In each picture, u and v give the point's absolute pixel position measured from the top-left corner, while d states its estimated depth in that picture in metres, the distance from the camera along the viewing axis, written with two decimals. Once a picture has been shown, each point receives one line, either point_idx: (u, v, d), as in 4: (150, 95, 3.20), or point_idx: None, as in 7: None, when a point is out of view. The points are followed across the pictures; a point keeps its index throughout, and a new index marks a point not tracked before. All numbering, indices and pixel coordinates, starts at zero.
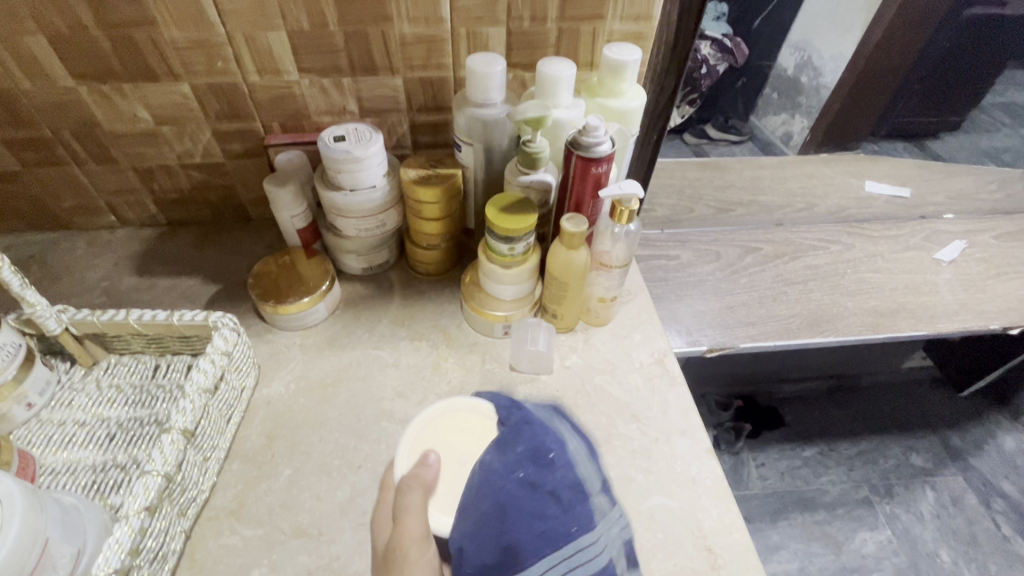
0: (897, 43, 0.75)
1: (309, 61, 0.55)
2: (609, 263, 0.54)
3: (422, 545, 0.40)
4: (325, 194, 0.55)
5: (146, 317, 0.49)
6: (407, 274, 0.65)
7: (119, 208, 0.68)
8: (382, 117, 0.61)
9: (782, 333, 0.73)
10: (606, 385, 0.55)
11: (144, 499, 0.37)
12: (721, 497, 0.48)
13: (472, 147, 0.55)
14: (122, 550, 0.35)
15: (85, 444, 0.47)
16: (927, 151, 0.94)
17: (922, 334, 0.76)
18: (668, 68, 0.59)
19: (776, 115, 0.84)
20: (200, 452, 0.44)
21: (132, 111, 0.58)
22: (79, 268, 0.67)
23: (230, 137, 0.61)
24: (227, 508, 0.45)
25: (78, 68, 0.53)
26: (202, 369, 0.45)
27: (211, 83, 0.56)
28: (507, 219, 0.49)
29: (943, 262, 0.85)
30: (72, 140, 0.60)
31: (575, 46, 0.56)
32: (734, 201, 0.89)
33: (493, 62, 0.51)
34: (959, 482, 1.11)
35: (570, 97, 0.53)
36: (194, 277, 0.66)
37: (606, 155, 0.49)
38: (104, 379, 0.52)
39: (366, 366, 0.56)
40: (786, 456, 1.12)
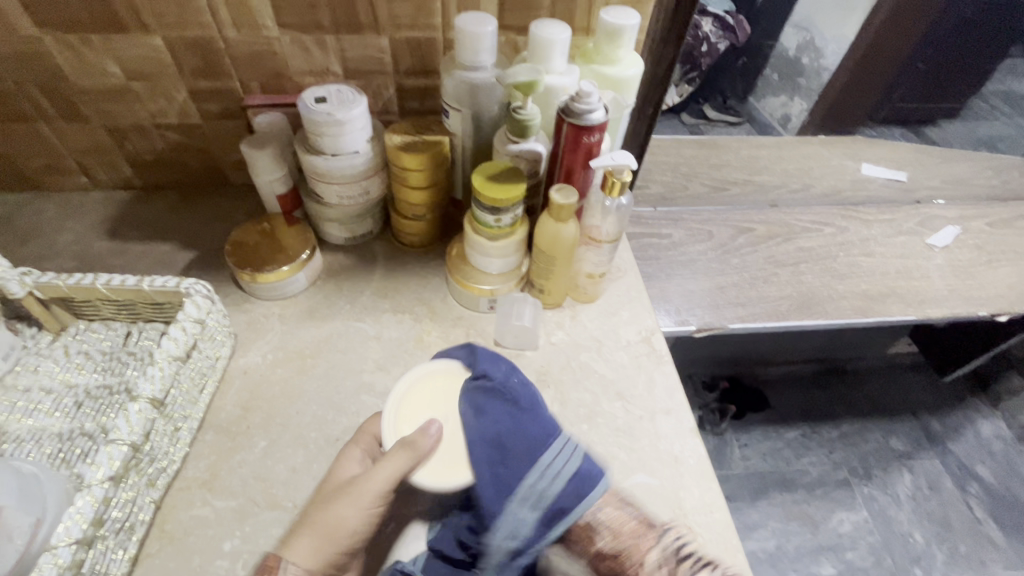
0: (899, 27, 0.74)
1: (289, 16, 0.52)
2: (598, 237, 0.52)
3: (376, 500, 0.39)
4: (305, 157, 0.53)
5: (115, 282, 0.47)
6: (391, 245, 0.63)
7: (91, 168, 0.65)
8: (367, 79, 0.58)
9: (772, 315, 0.72)
10: (591, 362, 0.54)
11: (108, 469, 0.36)
12: (704, 476, 0.48)
13: (460, 113, 0.53)
14: (83, 520, 0.33)
15: (51, 412, 0.45)
16: (926, 138, 0.94)
17: (910, 319, 0.76)
18: (667, 37, 0.57)
19: (776, 97, 0.85)
20: (170, 421, 0.42)
21: (101, 65, 0.54)
22: (50, 230, 0.64)
23: (206, 96, 0.58)
24: (200, 479, 0.44)
25: (39, 14, 0.50)
26: (173, 336, 0.43)
27: (185, 37, 0.53)
28: (494, 188, 0.47)
29: (936, 248, 0.85)
30: (37, 94, 0.57)
31: (571, 10, 0.53)
32: (730, 180, 0.87)
33: (483, 21, 0.48)
34: (937, 466, 1.13)
35: (563, 62, 0.50)
36: (170, 243, 0.63)
37: (599, 123, 0.47)
38: (72, 346, 0.50)
39: (346, 338, 0.54)
40: (769, 437, 1.13)
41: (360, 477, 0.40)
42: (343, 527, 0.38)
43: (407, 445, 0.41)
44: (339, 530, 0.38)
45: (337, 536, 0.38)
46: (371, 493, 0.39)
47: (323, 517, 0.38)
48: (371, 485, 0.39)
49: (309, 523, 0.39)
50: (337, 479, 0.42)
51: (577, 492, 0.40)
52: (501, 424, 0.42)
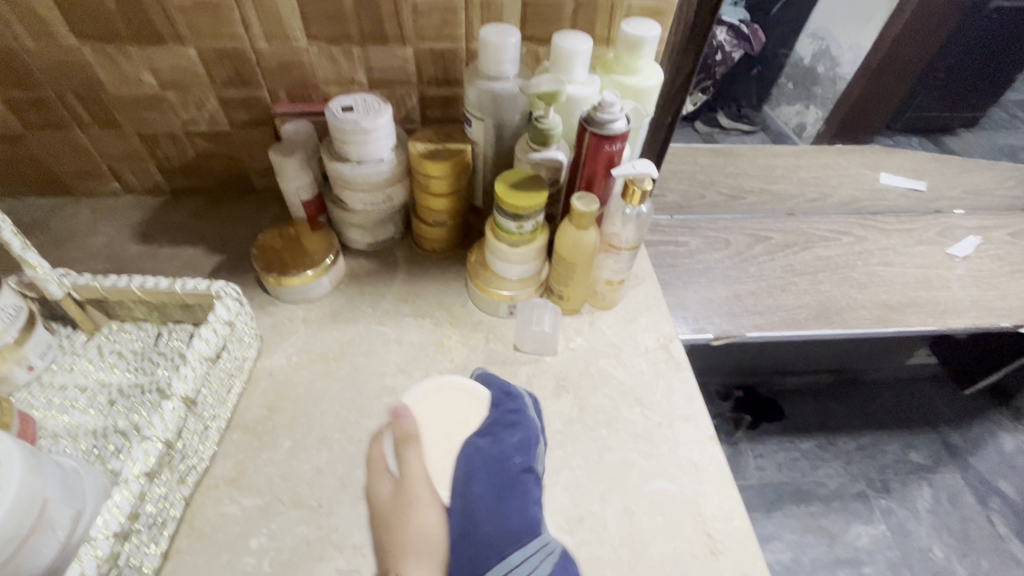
0: (919, 34, 0.73)
1: (318, 28, 0.53)
2: (618, 245, 0.53)
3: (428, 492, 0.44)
4: (332, 165, 0.54)
5: (148, 284, 0.48)
6: (412, 250, 0.64)
7: (123, 174, 0.67)
8: (391, 89, 0.60)
9: (790, 323, 0.72)
10: (610, 368, 0.55)
11: (144, 465, 0.37)
12: (723, 483, 0.48)
13: (482, 122, 0.54)
14: (121, 514, 0.34)
15: (85, 409, 0.47)
16: (944, 147, 0.91)
17: (930, 329, 0.75)
18: (686, 47, 0.57)
19: (790, 104, 0.82)
20: (200, 420, 0.44)
21: (136, 75, 0.56)
22: (83, 233, 0.66)
23: (236, 104, 0.60)
24: (227, 477, 0.45)
25: (80, 27, 0.52)
26: (204, 337, 0.44)
27: (218, 47, 0.54)
28: (517, 195, 0.48)
29: (956, 258, 0.84)
30: (75, 102, 0.59)
31: (592, 21, 0.54)
32: (747, 188, 0.87)
33: (507, 33, 0.49)
34: (957, 480, 1.11)
35: (584, 72, 0.51)
36: (197, 246, 0.65)
37: (620, 133, 0.48)
38: (105, 345, 0.51)
39: (369, 341, 0.55)
40: (784, 448, 1.12)
41: (406, 487, 0.44)
42: (429, 535, 0.43)
43: (406, 436, 0.46)
44: (427, 536, 0.42)
45: (431, 544, 0.42)
46: (426, 494, 0.44)
47: (410, 532, 0.42)
48: (416, 483, 0.44)
49: (397, 550, 0.41)
50: (382, 504, 0.44)
51: (551, 482, 0.45)
52: (505, 450, 0.45)
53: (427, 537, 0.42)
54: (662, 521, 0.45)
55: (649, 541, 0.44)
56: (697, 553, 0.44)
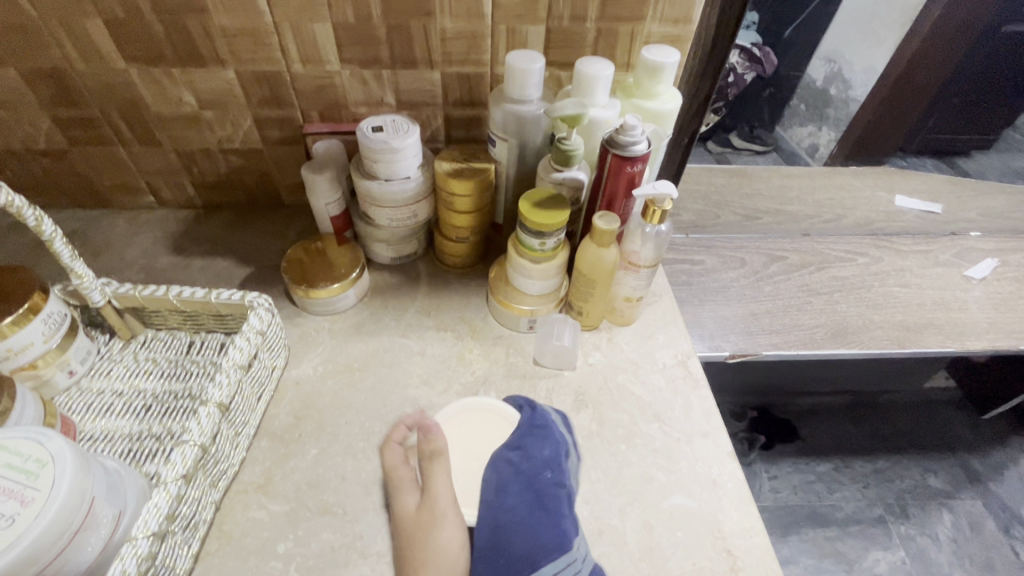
0: (933, 56, 0.74)
1: (351, 52, 0.56)
2: (637, 262, 0.54)
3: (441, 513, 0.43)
4: (361, 182, 0.56)
5: (185, 294, 0.50)
6: (435, 265, 0.66)
7: (159, 189, 0.70)
8: (418, 110, 0.62)
9: (806, 343, 0.72)
10: (628, 384, 0.55)
11: (182, 468, 0.38)
12: (742, 500, 0.48)
13: (507, 142, 0.56)
14: (159, 514, 0.36)
15: (122, 414, 0.49)
16: (958, 169, 0.92)
17: (948, 351, 0.75)
18: (704, 72, 0.60)
19: (802, 126, 0.83)
20: (233, 426, 0.45)
21: (178, 95, 0.59)
22: (118, 244, 0.69)
23: (270, 123, 0.63)
24: (255, 483, 0.47)
25: (128, 50, 0.55)
26: (238, 346, 0.46)
27: (255, 70, 0.57)
28: (540, 213, 0.50)
29: (973, 280, 0.84)
30: (118, 121, 0.62)
31: (612, 47, 0.57)
32: (761, 209, 0.88)
33: (532, 59, 0.51)
34: (978, 507, 1.09)
35: (606, 96, 0.53)
36: (228, 259, 0.68)
37: (642, 154, 0.49)
38: (140, 353, 0.54)
39: (392, 353, 0.57)
40: (800, 470, 1.11)
41: (431, 500, 0.44)
42: (445, 550, 0.42)
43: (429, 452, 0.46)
44: (446, 554, 0.42)
45: (449, 561, 0.42)
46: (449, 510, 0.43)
47: (429, 545, 0.42)
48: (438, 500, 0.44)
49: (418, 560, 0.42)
50: (407, 511, 0.44)
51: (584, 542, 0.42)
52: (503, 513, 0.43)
53: (448, 555, 0.42)
54: (682, 536, 0.46)
55: (669, 556, 0.45)
56: (716, 569, 0.44)
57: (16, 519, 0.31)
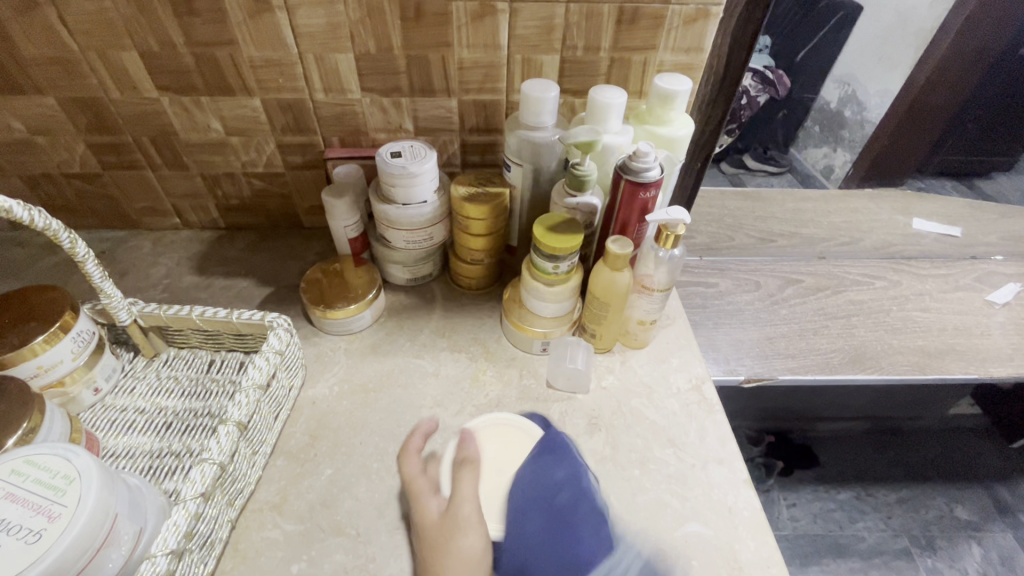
0: (949, 78, 0.74)
1: (371, 81, 0.58)
2: (650, 286, 0.55)
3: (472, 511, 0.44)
4: (379, 206, 0.58)
5: (208, 314, 0.52)
6: (449, 287, 0.67)
7: (184, 211, 0.73)
8: (435, 135, 0.64)
9: (824, 368, 0.71)
10: (642, 408, 0.55)
11: (201, 486, 0.39)
12: (759, 529, 0.47)
13: (521, 167, 0.57)
14: (178, 532, 0.36)
15: (144, 430, 0.50)
16: (977, 190, 0.91)
17: (971, 377, 0.73)
18: (715, 99, 0.60)
19: (817, 148, 0.83)
20: (250, 445, 0.46)
21: (206, 122, 0.62)
22: (145, 264, 0.71)
23: (292, 148, 0.65)
24: (271, 502, 0.47)
25: (161, 80, 0.58)
26: (258, 365, 0.47)
27: (280, 98, 0.60)
28: (553, 238, 0.50)
29: (996, 304, 0.83)
30: (149, 146, 0.64)
31: (625, 75, 0.58)
32: (776, 232, 0.88)
33: (547, 87, 0.53)
34: (1010, 541, 1.04)
35: (619, 123, 0.54)
36: (249, 279, 0.69)
37: (655, 180, 0.50)
38: (163, 370, 0.55)
39: (407, 374, 0.57)
40: (820, 498, 1.08)
41: (454, 510, 0.43)
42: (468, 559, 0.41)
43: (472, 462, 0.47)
44: (470, 561, 0.41)
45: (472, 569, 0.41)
46: (470, 517, 0.43)
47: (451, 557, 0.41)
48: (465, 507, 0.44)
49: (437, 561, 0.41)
50: (428, 520, 0.44)
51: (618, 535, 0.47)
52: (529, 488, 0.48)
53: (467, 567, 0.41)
54: (698, 566, 0.45)
55: None
56: None
57: (43, 534, 0.32)
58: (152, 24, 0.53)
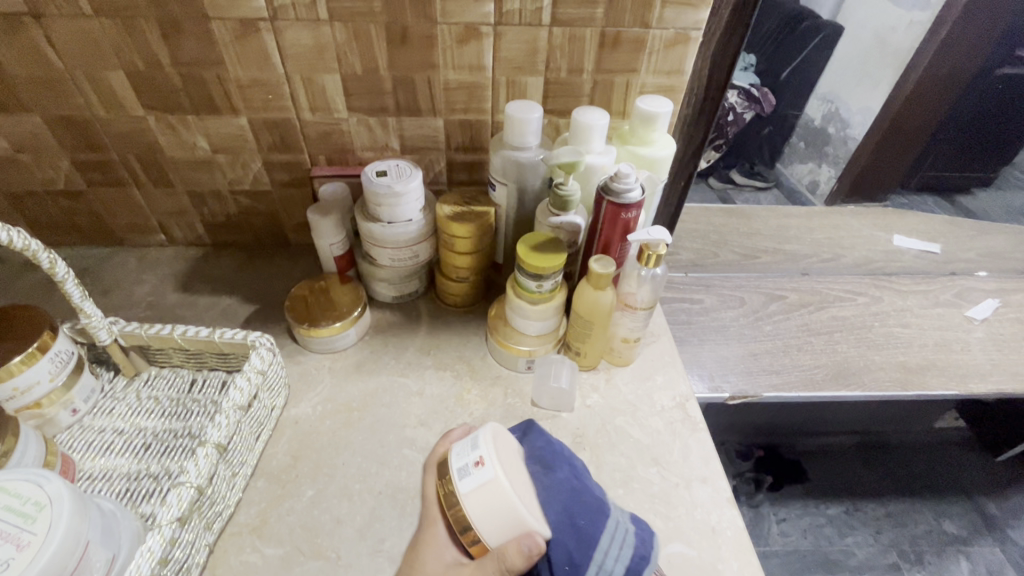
0: (928, 96, 0.76)
1: (358, 101, 0.59)
2: (633, 304, 0.55)
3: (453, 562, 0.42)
4: (364, 224, 0.58)
5: (189, 333, 0.51)
6: (435, 304, 0.67)
7: (170, 228, 0.72)
8: (422, 155, 0.64)
9: (807, 384, 0.72)
10: (626, 426, 0.55)
11: (177, 510, 0.38)
12: (742, 548, 0.47)
13: (506, 186, 0.58)
14: (152, 558, 0.36)
15: (122, 452, 0.49)
16: (958, 207, 0.93)
17: (953, 393, 0.74)
18: (697, 120, 0.62)
19: (802, 163, 0.84)
20: (230, 466, 0.45)
21: (193, 140, 0.62)
22: (128, 281, 0.71)
23: (279, 166, 0.65)
24: (250, 525, 0.47)
25: (148, 99, 0.58)
26: (239, 386, 0.46)
27: (267, 117, 0.60)
28: (537, 257, 0.51)
29: (975, 320, 0.84)
30: (134, 163, 0.64)
31: (608, 97, 0.59)
32: (760, 248, 0.90)
33: (531, 109, 0.54)
34: (997, 555, 1.05)
35: (602, 143, 0.55)
36: (234, 296, 0.69)
37: (636, 201, 0.50)
38: (143, 391, 0.54)
39: (391, 393, 0.57)
40: (809, 513, 1.08)
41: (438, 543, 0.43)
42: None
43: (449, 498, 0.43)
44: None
45: None
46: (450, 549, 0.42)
47: None
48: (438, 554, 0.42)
49: None
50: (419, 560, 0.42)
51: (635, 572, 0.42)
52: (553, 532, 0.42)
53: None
54: None
55: None
56: None
57: (11, 564, 0.31)
58: (139, 44, 0.53)
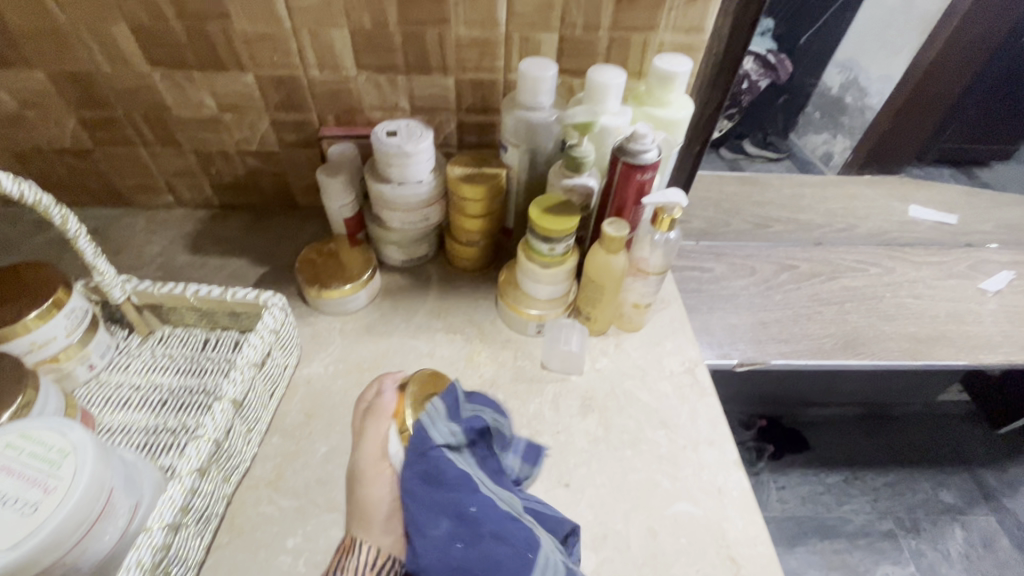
0: (954, 63, 0.73)
1: (367, 58, 0.57)
2: (646, 269, 0.55)
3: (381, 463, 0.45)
4: (374, 185, 0.57)
5: (202, 292, 0.52)
6: (445, 268, 0.67)
7: (177, 189, 0.72)
8: (432, 115, 0.63)
9: (816, 352, 0.72)
10: (635, 390, 0.56)
11: (196, 461, 0.39)
12: (747, 508, 0.48)
13: (519, 148, 0.57)
14: (174, 506, 0.37)
15: (139, 407, 0.50)
16: (976, 179, 0.90)
17: (962, 364, 0.74)
18: (715, 81, 0.60)
19: (817, 133, 0.82)
20: (245, 422, 0.46)
21: (199, 98, 0.61)
22: (138, 242, 0.70)
23: (287, 126, 0.64)
24: (266, 478, 0.48)
25: (152, 54, 0.57)
26: (253, 344, 0.47)
27: (274, 74, 0.59)
28: (550, 219, 0.50)
29: (989, 292, 0.83)
30: (140, 121, 0.63)
31: (625, 55, 0.57)
32: (773, 217, 0.87)
33: (546, 66, 0.52)
34: (991, 523, 1.07)
35: (617, 104, 0.54)
36: (244, 258, 0.69)
37: (652, 162, 0.49)
38: (157, 348, 0.55)
39: (402, 354, 0.58)
40: (807, 480, 1.10)
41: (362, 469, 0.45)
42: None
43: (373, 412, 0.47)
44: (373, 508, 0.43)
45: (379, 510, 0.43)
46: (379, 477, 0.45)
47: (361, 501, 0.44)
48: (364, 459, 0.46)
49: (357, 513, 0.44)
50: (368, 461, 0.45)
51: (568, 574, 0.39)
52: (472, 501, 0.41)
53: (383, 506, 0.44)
54: (686, 543, 0.46)
55: (673, 563, 0.45)
56: None
57: (40, 506, 0.33)
58: None
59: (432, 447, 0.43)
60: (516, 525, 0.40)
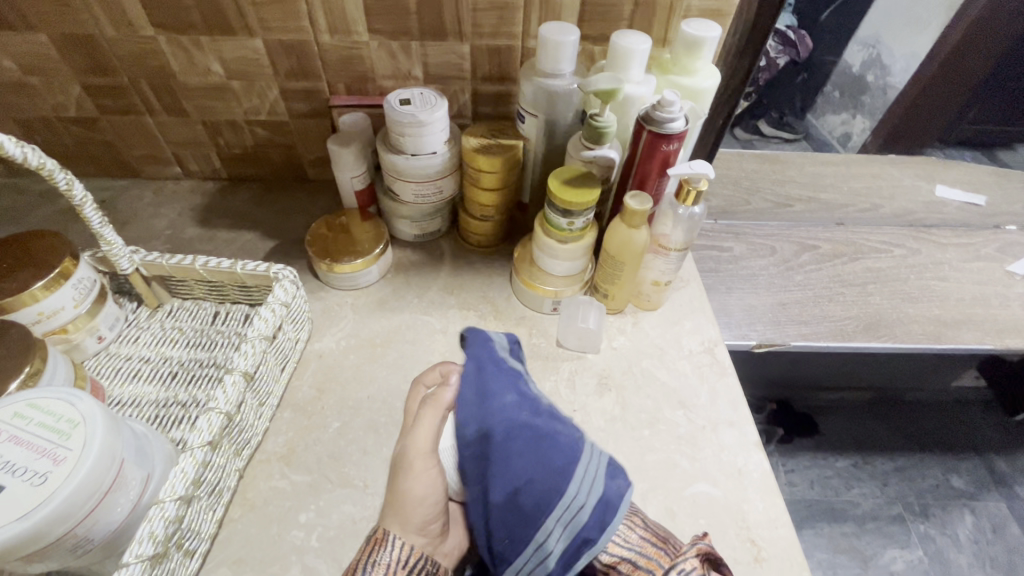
0: (989, 40, 0.68)
1: (379, 22, 0.55)
2: (667, 246, 0.53)
3: (427, 459, 0.41)
4: (387, 156, 0.55)
5: (212, 264, 0.50)
6: (458, 244, 0.65)
7: (185, 160, 0.70)
8: (447, 84, 0.61)
9: (836, 335, 0.70)
10: (654, 369, 0.54)
11: (208, 434, 0.38)
12: (768, 490, 0.47)
13: (536, 118, 0.55)
14: (186, 478, 0.36)
15: (149, 379, 0.50)
16: (998, 160, 0.86)
17: (987, 348, 0.72)
18: (743, 50, 0.57)
19: (835, 114, 0.79)
20: (257, 395, 0.45)
21: (205, 64, 0.59)
22: (146, 214, 0.69)
23: (297, 95, 0.62)
24: (278, 453, 0.47)
25: (156, 16, 0.54)
26: (263, 317, 0.46)
27: (283, 40, 0.56)
28: (569, 192, 0.48)
29: (1016, 275, 0.81)
30: (146, 88, 0.61)
31: (650, 20, 0.54)
32: (793, 196, 0.85)
33: (567, 30, 0.49)
34: (1002, 510, 1.06)
35: (641, 72, 0.51)
36: (254, 232, 0.68)
37: (678, 132, 0.47)
38: (167, 321, 0.54)
39: (415, 330, 0.57)
40: (817, 465, 1.09)
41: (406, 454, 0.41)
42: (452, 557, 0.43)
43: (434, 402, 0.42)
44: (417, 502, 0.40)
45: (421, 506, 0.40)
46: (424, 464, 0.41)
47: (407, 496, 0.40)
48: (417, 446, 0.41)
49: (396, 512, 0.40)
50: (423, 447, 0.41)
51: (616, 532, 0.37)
52: (512, 466, 0.37)
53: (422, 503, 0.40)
54: (705, 524, 0.45)
55: (692, 544, 0.44)
56: (741, 559, 0.43)
57: (50, 477, 0.32)
58: None
59: (464, 428, 0.39)
60: (558, 488, 0.36)
